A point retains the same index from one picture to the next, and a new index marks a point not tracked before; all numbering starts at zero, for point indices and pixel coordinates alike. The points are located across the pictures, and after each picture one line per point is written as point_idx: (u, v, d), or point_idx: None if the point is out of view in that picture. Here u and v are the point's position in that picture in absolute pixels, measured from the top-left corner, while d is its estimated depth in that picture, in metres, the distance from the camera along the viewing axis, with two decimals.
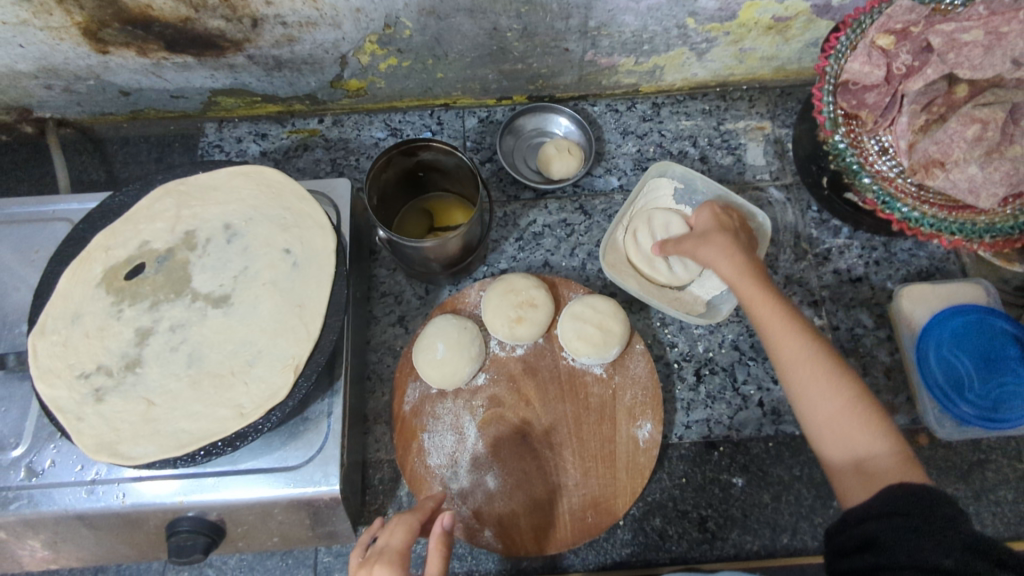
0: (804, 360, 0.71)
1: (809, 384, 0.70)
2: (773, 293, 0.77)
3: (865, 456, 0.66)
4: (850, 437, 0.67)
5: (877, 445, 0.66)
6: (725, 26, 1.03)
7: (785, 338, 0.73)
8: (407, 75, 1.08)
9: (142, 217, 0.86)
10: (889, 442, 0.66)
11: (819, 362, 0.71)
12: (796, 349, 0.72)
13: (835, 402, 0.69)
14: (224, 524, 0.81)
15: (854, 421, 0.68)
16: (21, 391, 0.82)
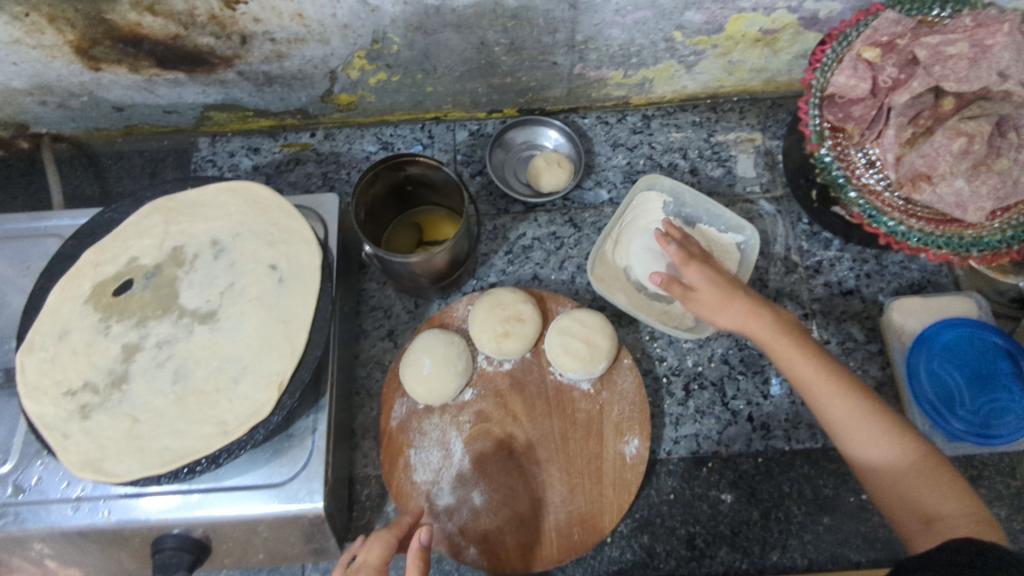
0: (856, 415, 0.72)
1: (864, 436, 0.72)
2: (809, 347, 0.76)
3: (928, 505, 0.67)
4: (911, 486, 0.69)
5: (936, 491, 0.68)
6: (713, 39, 1.03)
7: (833, 396, 0.74)
8: (398, 89, 1.09)
9: (131, 233, 0.87)
10: (947, 488, 0.68)
11: (871, 416, 0.72)
12: (846, 406, 0.73)
13: (891, 453, 0.71)
14: (210, 541, 0.81)
15: (913, 470, 0.70)
16: (10, 407, 0.83)
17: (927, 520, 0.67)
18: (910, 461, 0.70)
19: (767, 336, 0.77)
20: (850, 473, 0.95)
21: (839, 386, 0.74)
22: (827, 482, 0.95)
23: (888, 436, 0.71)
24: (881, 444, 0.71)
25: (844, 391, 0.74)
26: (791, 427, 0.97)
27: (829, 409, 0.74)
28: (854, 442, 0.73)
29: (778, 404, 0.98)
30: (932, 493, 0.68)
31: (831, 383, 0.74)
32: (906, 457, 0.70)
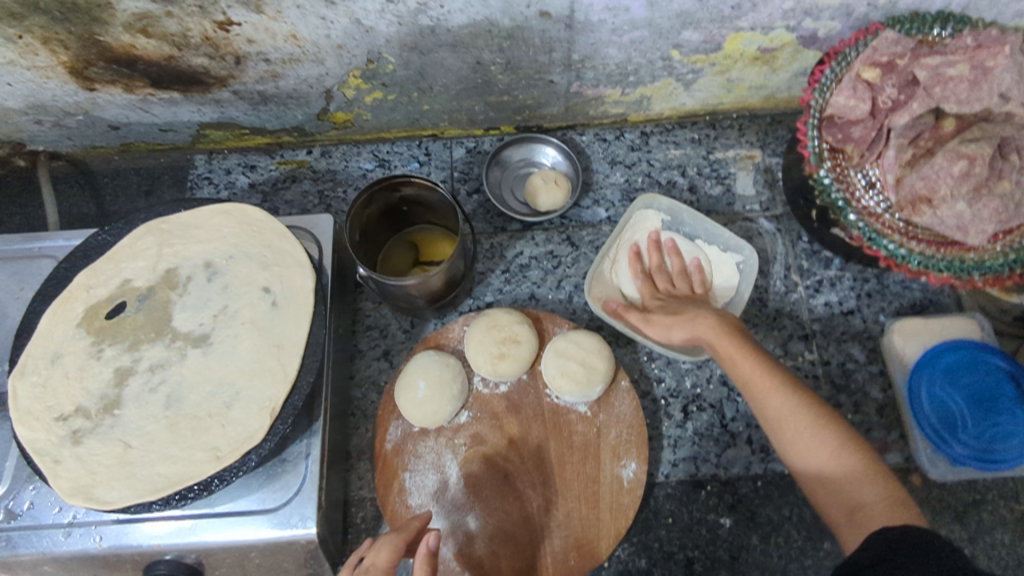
0: (786, 408, 0.70)
1: (793, 431, 0.70)
2: (749, 345, 0.76)
3: (855, 499, 0.65)
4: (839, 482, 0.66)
5: (866, 486, 0.65)
6: (711, 58, 1.03)
7: (767, 391, 0.72)
8: (394, 107, 1.09)
9: (125, 255, 0.86)
10: (878, 483, 0.65)
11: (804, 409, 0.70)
12: (777, 399, 0.71)
13: (820, 448, 0.68)
14: (203, 566, 0.81)
15: (841, 464, 0.67)
16: (3, 431, 0.82)
17: (852, 514, 0.64)
18: (840, 454, 0.67)
19: (710, 336, 0.79)
20: None
21: (772, 378, 0.72)
22: None
23: (818, 429, 0.69)
24: (808, 438, 0.69)
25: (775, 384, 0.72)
26: None
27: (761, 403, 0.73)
28: (784, 437, 0.71)
29: None
30: (859, 488, 0.65)
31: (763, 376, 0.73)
32: (835, 449, 0.67)
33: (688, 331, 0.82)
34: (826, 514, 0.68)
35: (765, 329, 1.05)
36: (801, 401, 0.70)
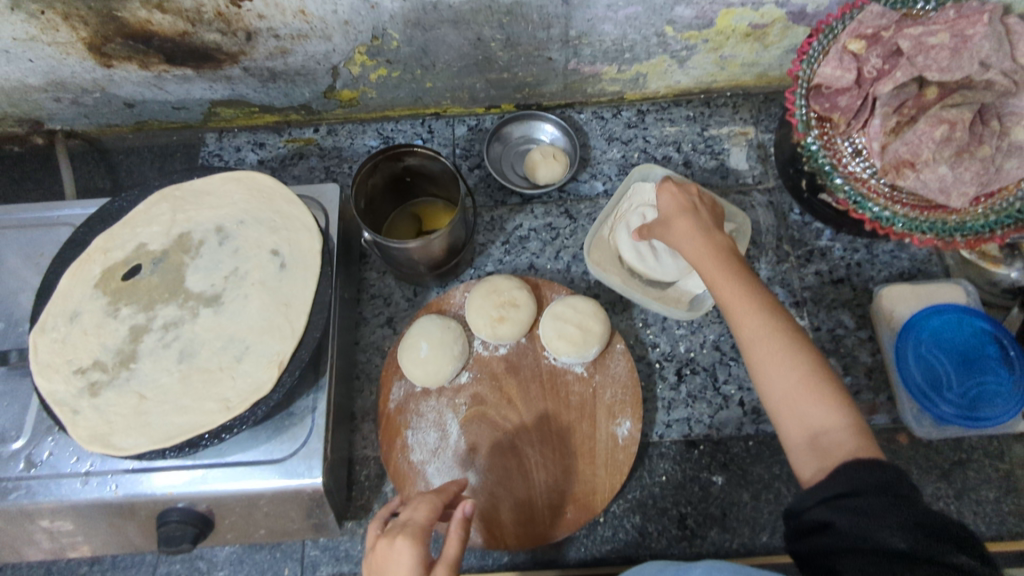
0: (763, 331, 0.70)
1: (767, 352, 0.69)
2: (736, 270, 0.76)
3: (816, 424, 0.65)
4: (805, 407, 0.66)
5: (831, 415, 0.65)
6: (703, 34, 1.06)
7: (745, 313, 0.72)
8: (398, 85, 1.12)
9: (140, 221, 0.90)
10: (843, 413, 0.65)
11: (781, 334, 0.69)
12: (756, 321, 0.71)
13: (791, 374, 0.67)
14: (213, 515, 0.84)
15: (811, 389, 0.66)
16: (25, 385, 0.86)
17: (814, 437, 0.64)
18: (813, 382, 0.66)
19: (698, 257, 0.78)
20: None
21: (754, 303, 0.72)
22: None
23: (794, 354, 0.68)
24: (781, 363, 0.68)
25: (757, 308, 0.71)
26: None
27: (740, 324, 0.72)
28: (758, 358, 0.70)
29: None
30: (824, 415, 0.65)
31: (746, 300, 0.72)
32: (811, 378, 0.67)
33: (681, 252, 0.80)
34: (783, 435, 0.68)
35: None
36: (780, 326, 0.70)
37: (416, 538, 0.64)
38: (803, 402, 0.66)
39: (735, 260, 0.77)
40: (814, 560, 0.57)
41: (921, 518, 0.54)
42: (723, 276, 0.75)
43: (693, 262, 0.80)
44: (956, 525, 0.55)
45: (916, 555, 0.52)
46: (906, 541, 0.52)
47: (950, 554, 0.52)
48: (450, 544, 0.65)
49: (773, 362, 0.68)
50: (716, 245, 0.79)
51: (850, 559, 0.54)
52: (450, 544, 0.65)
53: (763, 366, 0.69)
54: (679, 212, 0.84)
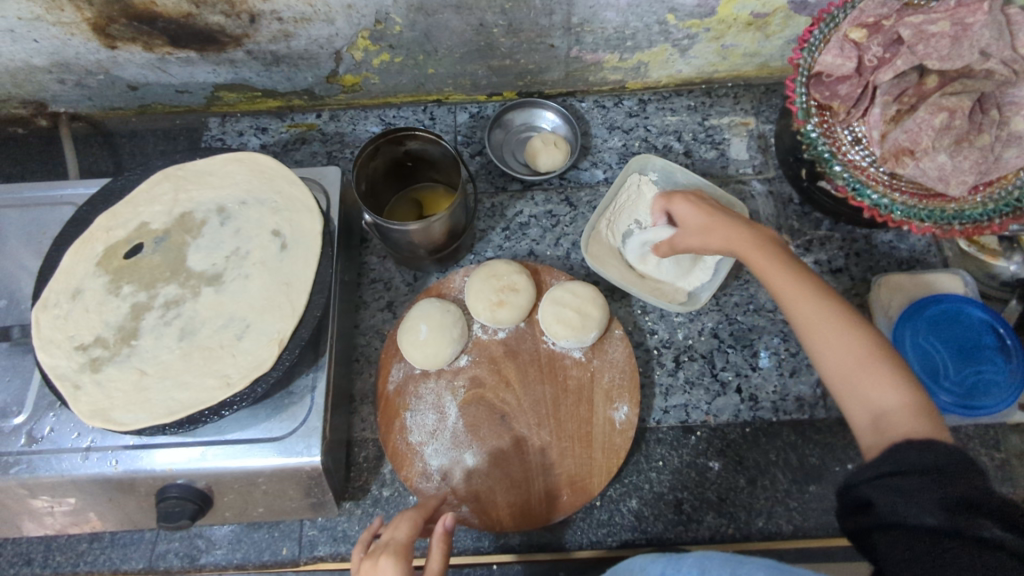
0: (824, 321, 0.71)
1: (832, 342, 0.70)
2: (783, 256, 0.77)
3: (878, 405, 0.66)
4: (875, 395, 0.66)
5: (892, 394, 0.66)
6: (705, 23, 1.07)
7: (797, 299, 0.73)
8: (400, 71, 1.13)
9: (142, 200, 0.91)
10: (905, 393, 0.66)
11: (841, 323, 0.70)
12: (808, 308, 0.72)
13: (858, 362, 0.68)
14: (212, 493, 0.84)
15: (879, 380, 0.67)
16: (27, 361, 0.86)
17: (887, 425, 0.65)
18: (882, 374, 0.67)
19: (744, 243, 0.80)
20: (835, 443, 0.97)
21: (808, 288, 0.73)
22: (813, 452, 0.97)
23: (857, 343, 0.69)
24: (849, 352, 0.69)
25: (812, 294, 0.73)
26: (778, 398, 1.00)
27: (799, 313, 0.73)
28: (814, 344, 0.71)
29: (766, 375, 1.01)
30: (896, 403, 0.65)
31: (801, 291, 0.73)
32: (880, 371, 0.67)
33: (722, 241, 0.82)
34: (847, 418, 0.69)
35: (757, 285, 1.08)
36: (836, 311, 0.71)
37: (403, 553, 0.69)
38: (862, 385, 0.67)
39: (780, 246, 0.79)
40: (859, 538, 0.59)
41: (963, 496, 0.54)
42: (773, 262, 0.76)
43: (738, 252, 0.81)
44: (1006, 504, 0.55)
45: (955, 533, 0.53)
46: (938, 517, 0.54)
47: (990, 532, 0.52)
48: (434, 561, 0.70)
49: (834, 349, 0.69)
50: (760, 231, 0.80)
51: (889, 537, 0.56)
52: (435, 561, 0.70)
53: (820, 351, 0.70)
54: (707, 208, 0.85)
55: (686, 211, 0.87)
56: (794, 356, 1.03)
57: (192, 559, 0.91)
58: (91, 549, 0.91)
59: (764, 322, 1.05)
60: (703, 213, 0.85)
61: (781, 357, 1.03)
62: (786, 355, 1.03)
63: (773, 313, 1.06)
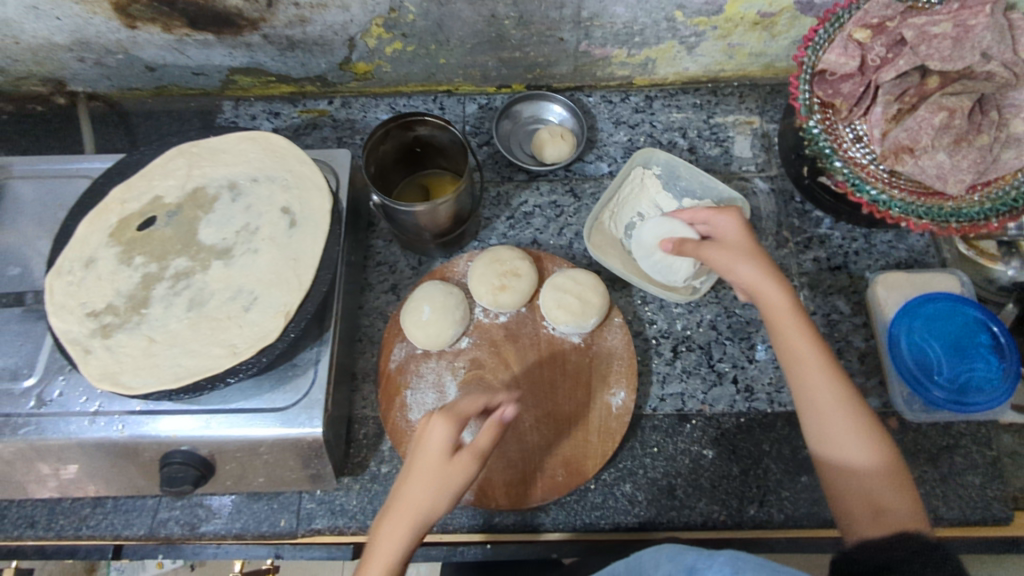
0: (830, 395, 0.76)
1: (835, 415, 0.76)
2: (810, 329, 0.80)
3: (880, 497, 0.73)
4: (860, 468, 0.74)
5: (891, 489, 0.73)
6: (712, 21, 1.09)
7: (822, 377, 0.77)
8: (412, 60, 1.15)
9: (157, 175, 0.94)
10: (901, 489, 0.73)
11: (844, 395, 0.76)
12: (830, 387, 0.76)
13: (859, 440, 0.75)
14: (214, 461, 0.86)
15: (867, 453, 0.74)
16: (38, 326, 0.88)
17: (865, 497, 0.73)
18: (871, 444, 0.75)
19: (774, 306, 0.81)
20: None
21: (831, 367, 0.77)
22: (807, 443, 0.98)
23: (856, 416, 0.76)
24: (845, 424, 0.75)
25: (833, 373, 0.77)
26: (774, 390, 1.02)
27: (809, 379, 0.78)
28: (829, 425, 0.76)
29: (762, 367, 1.03)
30: (881, 480, 0.73)
31: (816, 359, 0.78)
32: (870, 443, 0.75)
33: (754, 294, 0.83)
34: (839, 500, 0.76)
35: None
36: (852, 398, 0.76)
37: (456, 417, 0.74)
38: (869, 474, 0.74)
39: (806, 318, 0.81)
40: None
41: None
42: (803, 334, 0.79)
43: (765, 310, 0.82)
44: None
45: None
46: None
47: None
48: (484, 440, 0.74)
49: (846, 432, 0.75)
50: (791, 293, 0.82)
51: None
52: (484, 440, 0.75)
53: (834, 433, 0.76)
54: (751, 248, 0.86)
55: (733, 236, 0.88)
56: None
57: (192, 527, 0.93)
58: (94, 514, 0.93)
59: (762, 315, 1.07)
60: (744, 250, 0.86)
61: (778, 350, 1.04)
62: None
63: None
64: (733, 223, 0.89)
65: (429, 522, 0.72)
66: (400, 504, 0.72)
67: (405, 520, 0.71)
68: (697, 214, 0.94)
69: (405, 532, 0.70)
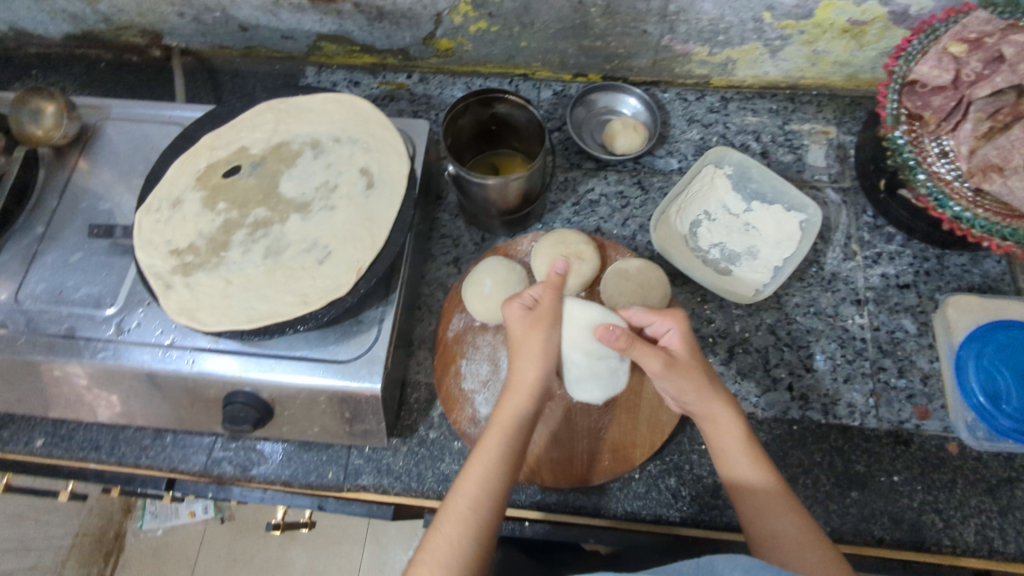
0: (736, 438, 0.81)
1: (735, 456, 0.81)
2: (734, 418, 0.83)
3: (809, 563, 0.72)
4: (761, 491, 0.79)
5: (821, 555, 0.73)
6: (800, 25, 1.08)
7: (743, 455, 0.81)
8: (494, 40, 1.17)
9: (245, 127, 0.98)
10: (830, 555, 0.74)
11: (752, 452, 0.81)
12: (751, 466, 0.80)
13: (783, 513, 0.77)
14: (274, 405, 0.88)
15: (759, 472, 0.80)
16: (122, 259, 0.92)
17: (770, 531, 0.76)
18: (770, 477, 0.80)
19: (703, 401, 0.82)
20: (883, 454, 0.96)
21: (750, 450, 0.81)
22: (859, 459, 0.96)
23: (755, 456, 0.81)
24: (746, 462, 0.81)
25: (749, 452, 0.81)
26: (830, 401, 1.00)
27: (715, 433, 0.83)
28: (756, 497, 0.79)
29: (820, 377, 1.01)
30: (782, 505, 0.77)
31: (735, 427, 0.82)
32: (767, 474, 0.80)
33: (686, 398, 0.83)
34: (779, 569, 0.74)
35: (819, 290, 1.08)
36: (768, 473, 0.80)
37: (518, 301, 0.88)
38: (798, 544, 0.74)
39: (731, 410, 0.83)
40: None
41: None
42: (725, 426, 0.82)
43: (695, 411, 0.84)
44: None
45: None
46: None
47: None
48: (542, 337, 0.84)
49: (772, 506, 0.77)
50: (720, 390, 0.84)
51: None
52: (542, 339, 0.84)
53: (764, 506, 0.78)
54: (692, 355, 0.84)
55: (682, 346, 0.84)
56: (850, 363, 1.02)
57: (244, 469, 0.96)
58: (154, 445, 0.97)
59: (822, 325, 1.05)
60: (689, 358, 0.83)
61: (837, 362, 1.02)
62: (842, 360, 1.02)
63: (833, 319, 1.06)
64: (678, 331, 0.84)
65: (521, 426, 0.80)
66: (499, 413, 0.82)
67: (501, 422, 0.80)
68: (638, 315, 0.88)
69: (498, 433, 0.79)
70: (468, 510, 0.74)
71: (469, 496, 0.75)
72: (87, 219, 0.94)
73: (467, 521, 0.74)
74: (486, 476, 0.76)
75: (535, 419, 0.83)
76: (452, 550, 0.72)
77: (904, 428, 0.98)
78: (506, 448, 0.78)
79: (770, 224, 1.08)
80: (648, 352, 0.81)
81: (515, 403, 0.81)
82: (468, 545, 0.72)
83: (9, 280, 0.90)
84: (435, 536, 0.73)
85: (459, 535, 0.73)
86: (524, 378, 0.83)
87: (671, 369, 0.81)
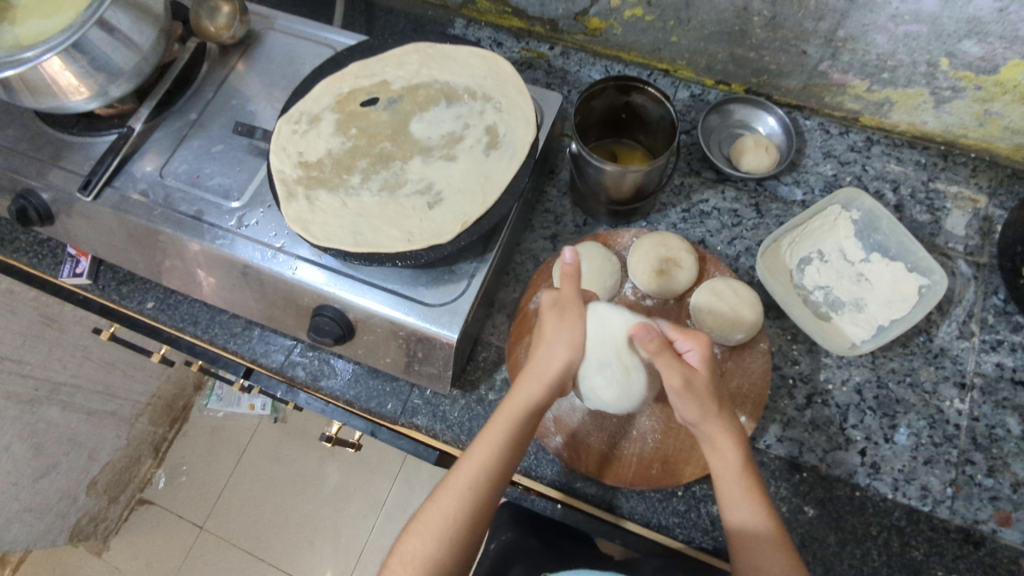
0: (734, 466, 0.78)
1: (730, 483, 0.78)
2: (738, 443, 0.79)
3: None
4: (753, 523, 0.76)
5: None
6: (980, 80, 0.99)
7: (738, 483, 0.78)
8: (646, 29, 1.15)
9: (392, 62, 1.02)
10: None
11: (748, 481, 0.78)
12: (746, 499, 0.77)
13: (770, 550, 0.74)
14: (356, 327, 0.92)
15: (755, 509, 0.77)
16: (254, 159, 0.98)
17: (753, 562, 0.75)
18: (759, 506, 0.78)
19: (708, 424, 0.79)
20: (947, 549, 0.90)
21: (747, 479, 0.78)
22: (919, 546, 0.90)
23: (748, 486, 0.78)
24: (739, 491, 0.78)
25: (747, 482, 0.78)
26: (902, 478, 0.94)
27: (709, 457, 0.80)
28: (745, 525, 0.77)
29: (898, 451, 0.95)
30: (770, 543, 0.75)
31: (737, 456, 0.79)
32: (758, 504, 0.78)
33: (692, 417, 0.80)
34: None
35: (920, 361, 1.01)
36: (762, 505, 0.78)
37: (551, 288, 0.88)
38: None
39: (736, 432, 0.80)
40: None
41: None
42: (728, 452, 0.79)
43: (696, 428, 0.80)
44: None
45: None
46: None
47: None
48: (570, 327, 0.85)
49: (762, 541, 0.75)
50: (728, 413, 0.81)
51: None
52: (567, 324, 0.85)
53: (755, 541, 0.75)
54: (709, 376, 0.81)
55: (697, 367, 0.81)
56: (936, 446, 0.96)
57: (314, 377, 1.02)
58: (243, 334, 1.06)
59: (915, 400, 0.99)
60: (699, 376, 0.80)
61: (921, 441, 0.96)
62: (927, 441, 0.96)
63: (929, 395, 0.99)
64: (699, 353, 0.82)
65: (532, 414, 0.81)
66: (512, 396, 0.82)
67: (513, 404, 0.81)
68: (667, 331, 0.86)
69: (506, 417, 0.80)
70: (468, 487, 0.77)
71: (468, 474, 0.77)
72: (233, 116, 1.01)
73: (464, 497, 0.76)
74: (489, 458, 0.78)
75: (547, 408, 0.84)
76: (447, 522, 0.75)
77: (978, 529, 0.91)
78: (513, 434, 0.79)
79: (886, 281, 1.02)
80: (671, 366, 0.78)
81: (529, 390, 0.81)
82: (463, 519, 0.76)
83: (158, 154, 0.98)
84: (433, 506, 0.77)
85: (456, 510, 0.76)
86: (546, 367, 0.83)
87: (690, 388, 0.78)
